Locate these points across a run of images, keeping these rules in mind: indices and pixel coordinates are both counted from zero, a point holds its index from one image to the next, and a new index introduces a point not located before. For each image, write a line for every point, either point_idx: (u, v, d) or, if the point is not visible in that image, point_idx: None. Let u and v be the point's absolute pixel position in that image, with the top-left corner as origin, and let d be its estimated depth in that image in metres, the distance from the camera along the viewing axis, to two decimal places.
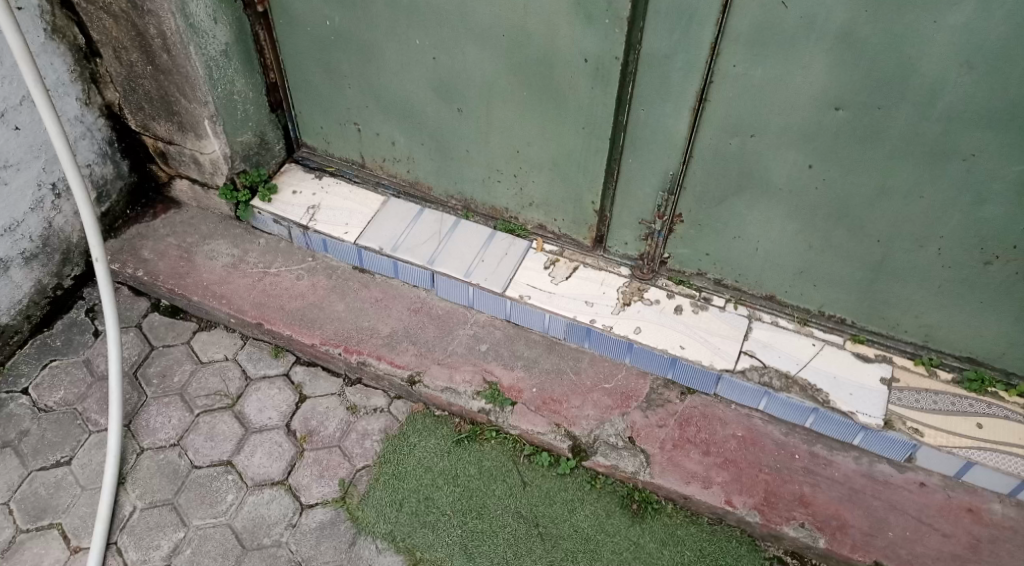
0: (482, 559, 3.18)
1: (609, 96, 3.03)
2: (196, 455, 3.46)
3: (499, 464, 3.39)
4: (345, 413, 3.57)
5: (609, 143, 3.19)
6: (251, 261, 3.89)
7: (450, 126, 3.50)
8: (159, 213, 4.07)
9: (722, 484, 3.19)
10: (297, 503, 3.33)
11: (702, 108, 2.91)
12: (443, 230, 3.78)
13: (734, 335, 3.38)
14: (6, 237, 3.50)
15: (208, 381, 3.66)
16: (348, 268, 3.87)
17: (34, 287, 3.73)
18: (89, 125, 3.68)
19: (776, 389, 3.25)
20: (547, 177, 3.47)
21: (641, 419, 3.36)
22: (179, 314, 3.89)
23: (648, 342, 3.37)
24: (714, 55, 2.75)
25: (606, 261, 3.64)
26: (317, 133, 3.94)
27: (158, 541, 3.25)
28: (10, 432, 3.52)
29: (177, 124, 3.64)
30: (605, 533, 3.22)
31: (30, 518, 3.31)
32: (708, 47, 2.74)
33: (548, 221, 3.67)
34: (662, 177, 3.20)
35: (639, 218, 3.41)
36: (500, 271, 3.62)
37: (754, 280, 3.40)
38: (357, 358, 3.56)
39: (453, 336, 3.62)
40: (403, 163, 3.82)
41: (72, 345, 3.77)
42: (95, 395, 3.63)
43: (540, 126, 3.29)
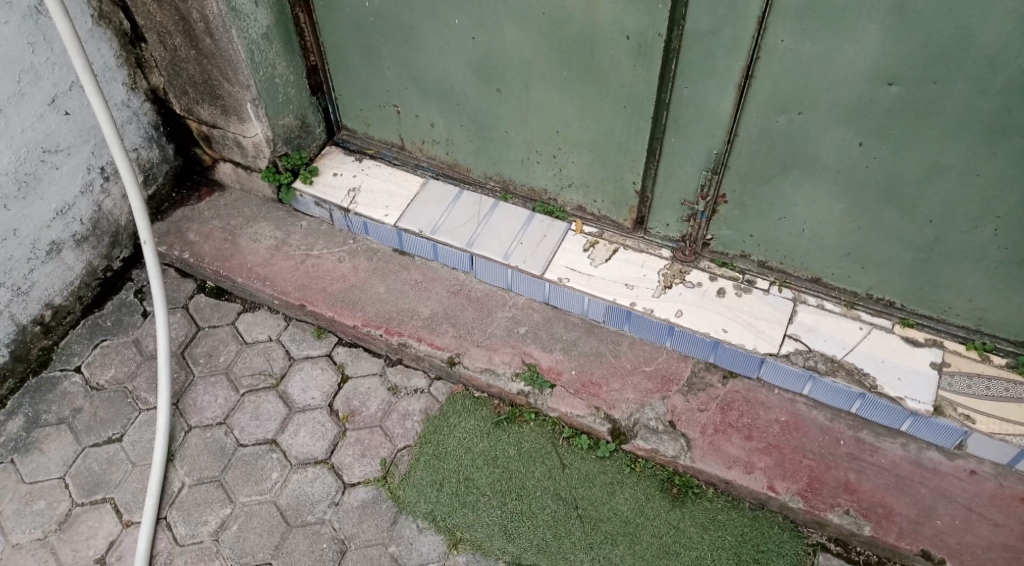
0: (521, 540, 3.19)
1: (651, 74, 2.99)
2: (241, 433, 3.52)
3: (539, 445, 3.39)
4: (386, 393, 3.60)
5: (651, 122, 3.15)
6: (294, 244, 3.93)
7: (490, 107, 3.49)
8: (203, 195, 4.13)
9: (765, 469, 3.16)
10: (340, 482, 3.38)
11: (748, 85, 2.85)
12: (482, 213, 3.78)
13: (777, 318, 3.33)
14: (58, 220, 3.58)
15: (252, 361, 3.72)
16: (388, 250, 3.89)
17: (85, 269, 3.81)
18: (135, 109, 3.75)
19: (821, 373, 3.20)
20: (587, 158, 3.44)
21: (682, 403, 3.33)
22: (224, 296, 3.95)
23: (689, 325, 3.34)
24: (760, 30, 2.70)
25: (647, 243, 3.60)
26: (357, 115, 3.95)
27: (206, 516, 3.32)
28: (65, 409, 3.62)
29: (220, 108, 3.68)
30: (645, 516, 3.20)
31: (84, 492, 3.40)
32: (755, 22, 2.68)
33: (588, 203, 3.64)
34: (705, 156, 3.15)
35: (681, 199, 3.37)
36: (539, 253, 3.61)
37: (798, 262, 3.34)
38: (398, 339, 3.59)
39: (493, 319, 3.62)
40: (442, 145, 3.82)
41: (122, 326, 3.85)
42: (144, 374, 3.71)
43: (580, 106, 3.26)
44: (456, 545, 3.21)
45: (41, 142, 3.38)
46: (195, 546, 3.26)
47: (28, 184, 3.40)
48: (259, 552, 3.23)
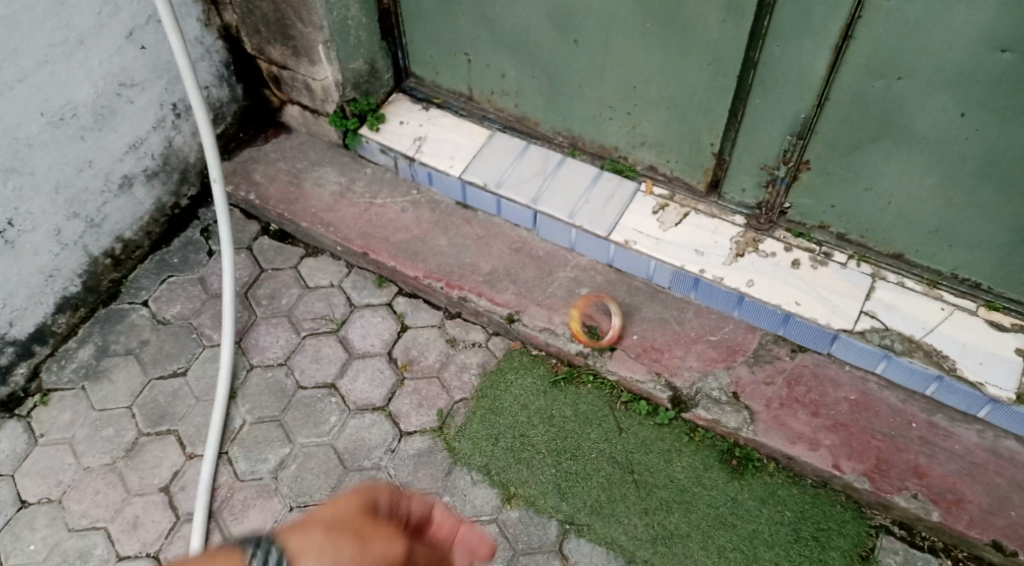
0: (575, 499, 3.18)
1: (741, 29, 2.87)
2: (302, 375, 3.55)
3: (596, 408, 3.36)
4: (444, 345, 3.59)
5: (736, 81, 3.03)
6: (358, 191, 3.90)
7: (566, 60, 3.39)
8: (270, 137, 4.13)
9: (831, 448, 3.08)
10: (397, 430, 3.39)
11: (846, 46, 2.72)
12: (548, 168, 3.70)
13: (853, 294, 3.22)
14: (130, 154, 3.61)
15: (314, 305, 3.73)
16: (452, 203, 3.85)
17: (154, 205, 3.85)
18: (209, 46, 3.74)
19: (898, 353, 3.09)
20: (663, 116, 3.34)
21: (747, 374, 3.25)
22: (287, 239, 3.95)
23: (760, 296, 3.25)
24: None
25: (720, 207, 3.50)
26: (427, 63, 3.89)
27: (265, 455, 3.36)
28: (132, 340, 3.68)
29: (292, 48, 3.65)
30: (702, 486, 3.16)
31: (150, 422, 3.47)
32: None
33: (661, 163, 3.54)
34: (791, 119, 3.02)
35: (761, 163, 3.25)
36: (607, 213, 3.53)
37: (880, 236, 3.20)
38: (459, 293, 3.56)
39: (554, 278, 3.56)
40: (512, 97, 3.74)
41: (188, 263, 3.89)
42: (209, 312, 3.76)
43: (660, 61, 3.15)
44: (510, 501, 3.20)
45: (117, 75, 3.39)
46: (254, 482, 3.30)
47: (104, 117, 3.42)
48: (316, 493, 3.27)
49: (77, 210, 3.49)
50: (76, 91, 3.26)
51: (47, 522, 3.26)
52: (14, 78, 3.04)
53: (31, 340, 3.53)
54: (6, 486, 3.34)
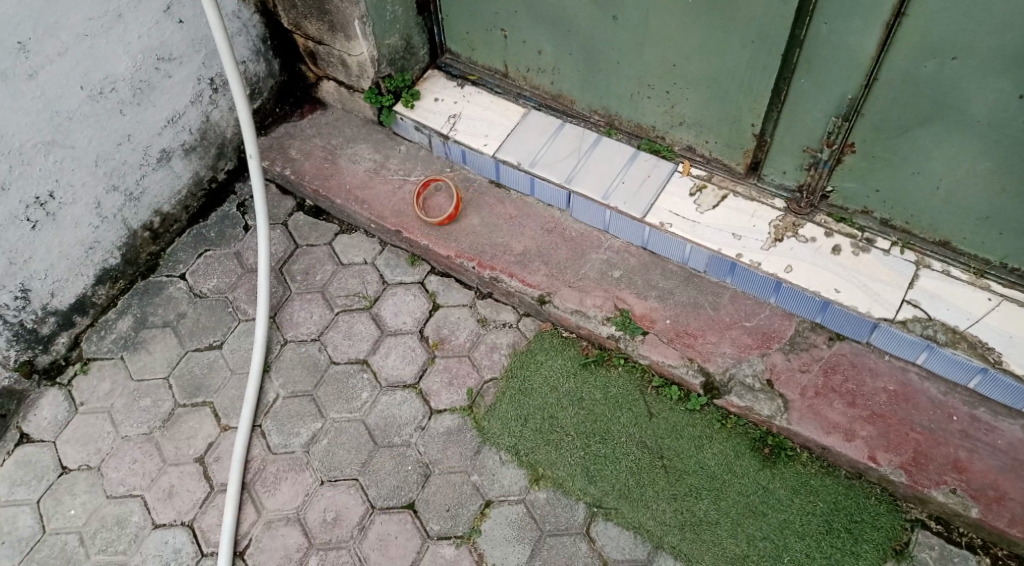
0: (603, 483, 3.16)
1: (788, 6, 2.78)
2: (335, 351, 3.56)
3: (626, 392, 3.32)
4: (475, 324, 3.57)
5: (781, 60, 2.95)
6: (392, 168, 3.88)
7: (605, 36, 3.32)
8: (306, 113, 4.12)
9: (867, 439, 3.02)
10: (427, 407, 3.39)
11: (898, 24, 2.63)
12: (584, 147, 3.65)
13: (895, 282, 3.13)
14: (168, 128, 3.64)
15: (348, 282, 3.74)
16: (485, 182, 3.80)
17: (192, 179, 3.88)
18: (246, 21, 3.74)
19: (940, 344, 3.01)
20: (703, 95, 3.26)
21: (782, 362, 3.19)
22: (322, 216, 3.96)
23: (798, 282, 3.17)
24: None
25: (759, 190, 3.42)
26: (463, 39, 3.85)
27: (298, 428, 3.39)
28: (169, 313, 3.73)
29: (328, 23, 3.63)
30: (733, 473, 3.12)
31: (186, 393, 3.52)
32: None
33: (699, 143, 3.47)
34: (837, 100, 2.94)
35: (804, 145, 3.17)
36: (642, 194, 3.47)
37: (926, 223, 3.11)
38: (490, 273, 3.53)
39: (587, 260, 3.51)
40: (548, 74, 3.68)
41: (224, 238, 3.92)
42: (244, 286, 3.79)
43: (701, 38, 3.07)
44: (538, 481, 3.19)
45: (156, 49, 3.41)
46: (286, 455, 3.34)
47: (142, 91, 3.44)
48: (347, 467, 3.29)
49: (116, 183, 3.53)
50: (115, 65, 3.29)
51: (87, 488, 3.33)
52: (55, 52, 3.07)
53: (72, 311, 3.59)
54: (48, 452, 3.42)
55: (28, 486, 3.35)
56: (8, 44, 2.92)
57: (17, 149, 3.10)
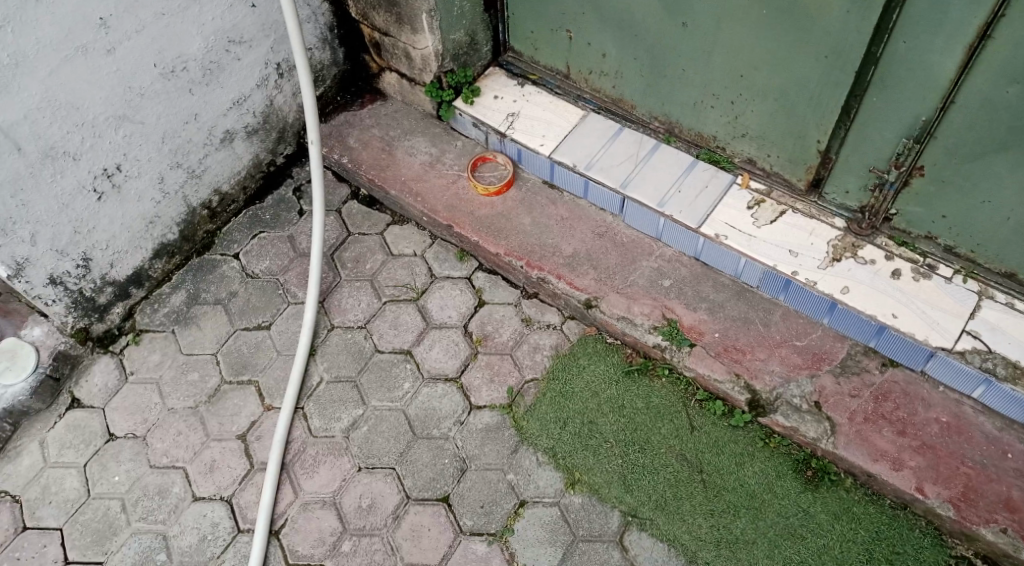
0: (639, 493, 3.13)
1: (866, 22, 2.74)
2: (380, 339, 3.59)
3: (669, 403, 3.29)
4: (520, 323, 3.57)
5: (854, 77, 2.90)
6: (447, 162, 3.89)
7: (673, 43, 3.29)
8: (367, 103, 4.16)
9: (915, 469, 2.95)
10: (467, 403, 3.40)
11: (982, 46, 2.60)
12: (641, 153, 3.62)
13: (956, 311, 3.06)
14: (234, 109, 3.70)
15: (397, 273, 3.77)
16: (539, 182, 3.79)
17: (252, 160, 3.95)
18: (316, 8, 3.79)
19: (999, 378, 2.93)
20: (769, 108, 3.22)
21: (831, 384, 3.13)
22: (376, 205, 4.00)
23: (855, 305, 3.11)
24: None
25: (819, 208, 3.36)
26: (527, 37, 3.85)
27: (339, 414, 3.42)
28: (221, 291, 3.79)
29: (396, 15, 3.66)
30: (773, 493, 3.07)
31: (233, 371, 3.58)
32: None
33: (761, 157, 3.42)
34: (910, 121, 2.89)
35: (870, 165, 3.11)
36: (698, 205, 3.43)
37: (992, 253, 3.03)
38: (538, 273, 3.52)
39: (637, 267, 3.48)
40: (611, 78, 3.66)
41: (279, 221, 3.98)
42: (295, 270, 3.83)
43: (771, 50, 3.03)
44: (574, 486, 3.18)
45: (228, 32, 3.47)
46: (326, 440, 3.37)
47: (212, 72, 3.51)
48: (385, 456, 3.31)
49: (180, 160, 3.60)
50: (188, 44, 3.35)
51: (131, 456, 3.41)
52: (133, 28, 3.14)
53: (128, 282, 3.68)
54: (97, 419, 3.50)
55: (76, 449, 3.43)
56: (91, 18, 3.00)
57: (90, 121, 3.18)
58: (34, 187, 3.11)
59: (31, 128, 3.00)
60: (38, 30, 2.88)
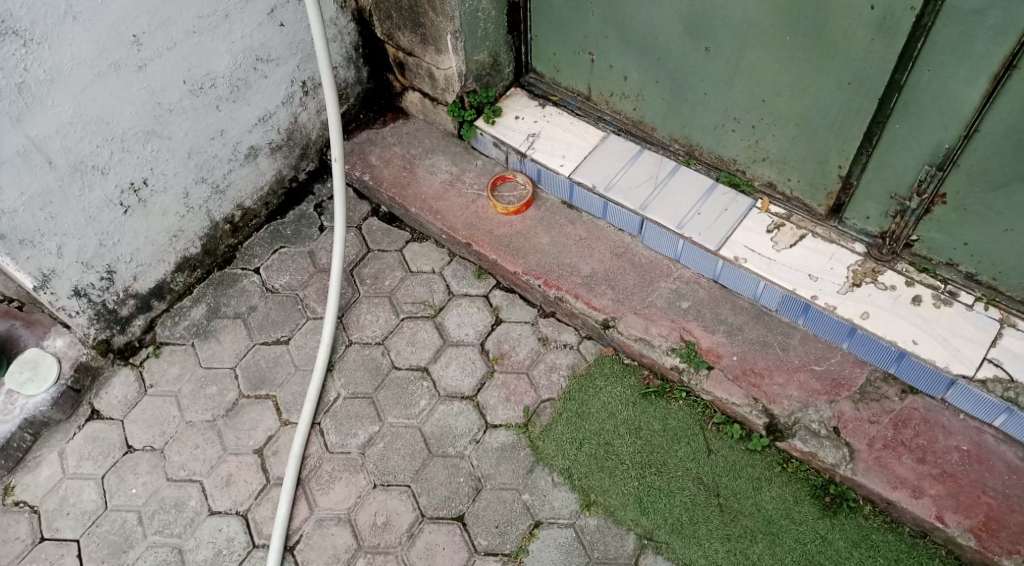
0: (656, 515, 3.13)
1: (892, 50, 2.75)
2: (397, 356, 3.61)
3: (686, 425, 3.29)
4: (537, 343, 3.58)
5: (877, 104, 2.91)
6: (468, 181, 3.92)
7: (695, 68, 3.32)
8: (389, 121, 4.20)
9: (935, 497, 2.93)
10: (483, 421, 3.40)
11: (1007, 76, 2.61)
12: (661, 175, 3.64)
13: (977, 339, 3.05)
14: (259, 126, 3.75)
15: (415, 290, 3.79)
16: (558, 202, 3.81)
17: (275, 176, 4.00)
18: (342, 28, 3.85)
19: (1021, 407, 2.91)
20: (790, 133, 3.23)
21: (850, 410, 3.11)
22: (396, 223, 4.03)
23: (875, 330, 3.10)
24: None
25: (839, 233, 3.36)
26: (550, 59, 3.88)
27: (356, 430, 3.44)
28: (241, 305, 3.82)
29: (421, 35, 3.71)
30: (790, 519, 3.06)
31: (251, 385, 3.60)
32: None
33: (781, 181, 3.43)
34: (933, 149, 2.90)
35: (892, 191, 3.12)
36: (717, 228, 3.44)
37: (1015, 280, 3.03)
38: (556, 293, 3.53)
39: (655, 288, 3.49)
40: (632, 100, 3.69)
41: (300, 236, 4.02)
42: (315, 285, 3.87)
43: (794, 75, 3.05)
44: (589, 507, 3.17)
45: (256, 50, 3.52)
46: (342, 455, 3.38)
47: (239, 89, 3.56)
48: (400, 473, 3.32)
49: (205, 175, 3.65)
50: (217, 62, 3.41)
51: (149, 469, 3.43)
52: (164, 46, 3.19)
53: (150, 295, 3.71)
54: (116, 431, 3.53)
55: (94, 461, 3.46)
56: (124, 35, 3.05)
57: (119, 136, 3.23)
58: (63, 200, 3.16)
59: (62, 143, 3.05)
60: (73, 47, 2.94)
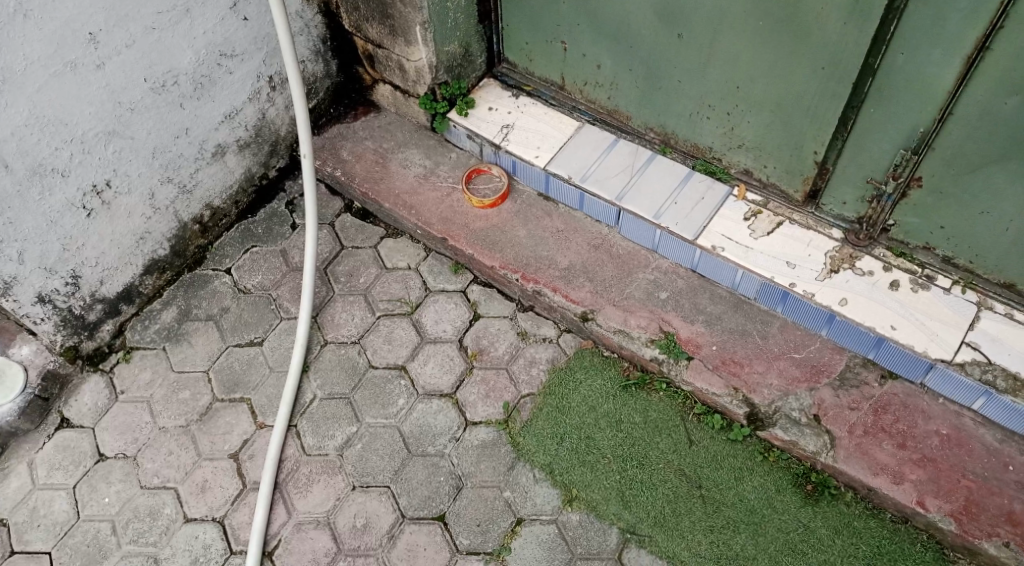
0: (638, 509, 3.10)
1: (864, 33, 2.73)
2: (374, 355, 3.55)
3: (667, 417, 3.27)
4: (515, 337, 3.54)
5: (852, 88, 2.89)
6: (441, 175, 3.86)
7: (668, 54, 3.28)
8: (360, 115, 4.13)
9: (916, 483, 2.92)
10: (463, 418, 3.36)
11: (980, 58, 2.59)
12: (636, 165, 3.60)
13: (955, 323, 3.04)
14: (225, 123, 3.67)
15: (391, 286, 3.73)
16: (533, 194, 3.76)
17: (244, 174, 3.92)
18: (308, 21, 3.77)
19: (1000, 390, 2.91)
20: (765, 119, 3.20)
21: (831, 397, 3.10)
22: (369, 218, 3.96)
23: (853, 317, 3.09)
24: None
25: (816, 219, 3.35)
26: (522, 49, 3.83)
27: (333, 431, 3.38)
28: (213, 306, 3.75)
29: (389, 27, 3.64)
30: (773, 508, 3.05)
31: (225, 388, 3.54)
32: None
33: (757, 168, 3.41)
34: (908, 132, 2.88)
35: (868, 176, 3.10)
36: (694, 217, 3.41)
37: (991, 262, 3.03)
38: (533, 286, 3.49)
39: (633, 279, 3.46)
40: (605, 89, 3.64)
41: (272, 235, 3.94)
42: (288, 284, 3.80)
43: (767, 61, 3.02)
44: (571, 503, 3.14)
45: (219, 46, 3.44)
46: (320, 458, 3.33)
47: (204, 86, 3.48)
48: (379, 474, 3.27)
49: (171, 176, 3.56)
50: (179, 59, 3.32)
51: (122, 477, 3.36)
52: (122, 43, 3.11)
53: (118, 299, 3.63)
54: (87, 439, 3.45)
55: (65, 471, 3.38)
56: (80, 33, 2.96)
57: (79, 137, 3.14)
58: (22, 205, 3.07)
59: (18, 146, 2.96)
60: (25, 46, 2.84)
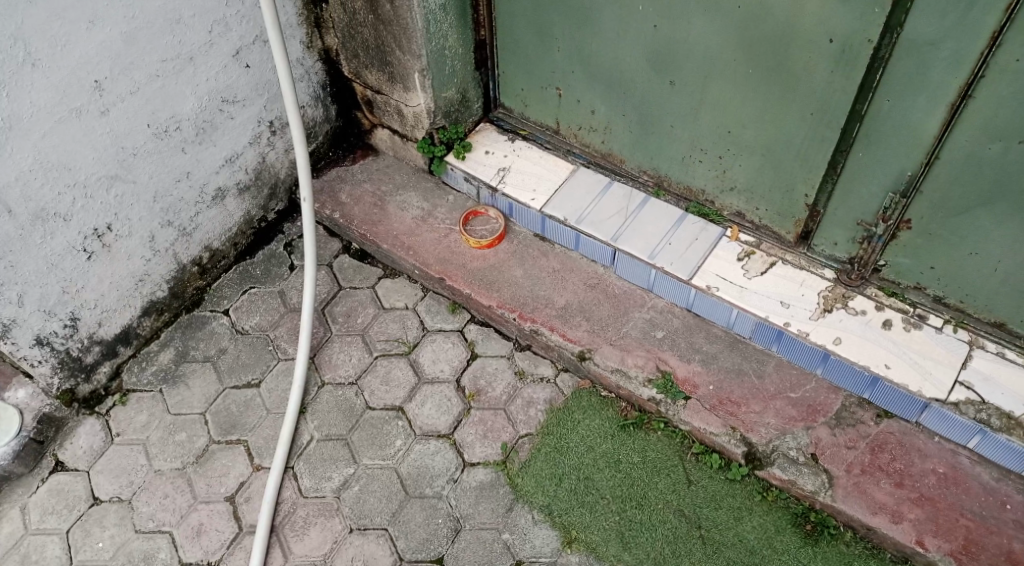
0: (638, 550, 3.09)
1: (851, 81, 2.81)
2: (371, 396, 3.56)
3: (665, 457, 3.27)
4: (513, 377, 3.55)
5: (840, 133, 2.96)
6: (439, 217, 3.91)
7: (660, 100, 3.36)
8: (358, 159, 4.19)
9: (914, 522, 2.93)
10: (460, 459, 3.36)
11: (963, 105, 2.66)
12: (631, 206, 3.66)
13: (947, 362, 3.08)
14: (225, 167, 3.72)
15: (389, 327, 3.75)
16: (530, 235, 3.81)
17: (243, 217, 3.96)
18: (309, 68, 3.85)
19: (994, 429, 2.94)
20: (756, 163, 3.27)
21: (827, 436, 3.12)
22: (367, 260, 4.00)
23: (847, 356, 3.13)
24: (993, 46, 2.52)
25: (808, 259, 3.40)
26: (518, 95, 3.91)
27: (330, 473, 3.38)
28: (211, 348, 3.76)
29: (389, 74, 3.71)
30: (772, 549, 3.04)
31: (221, 430, 3.53)
32: (989, 37, 2.50)
33: (750, 209, 3.46)
34: (896, 175, 2.95)
35: (859, 218, 3.16)
36: (689, 257, 3.46)
37: (981, 302, 3.07)
38: (531, 326, 3.51)
39: (629, 319, 3.49)
40: (599, 133, 3.72)
41: (270, 276, 3.97)
42: (286, 325, 3.82)
43: (758, 106, 3.09)
44: (570, 544, 3.13)
45: (221, 92, 3.50)
46: (317, 500, 3.32)
47: (205, 131, 3.53)
48: (377, 516, 3.26)
49: (171, 219, 3.60)
50: (182, 105, 3.38)
51: (116, 521, 3.33)
52: (127, 90, 3.16)
53: (116, 341, 3.64)
54: (81, 482, 3.43)
55: (58, 515, 3.36)
56: (86, 80, 3.02)
57: (82, 182, 3.18)
58: (24, 248, 3.10)
59: (21, 191, 3.00)
60: (32, 94, 2.90)
